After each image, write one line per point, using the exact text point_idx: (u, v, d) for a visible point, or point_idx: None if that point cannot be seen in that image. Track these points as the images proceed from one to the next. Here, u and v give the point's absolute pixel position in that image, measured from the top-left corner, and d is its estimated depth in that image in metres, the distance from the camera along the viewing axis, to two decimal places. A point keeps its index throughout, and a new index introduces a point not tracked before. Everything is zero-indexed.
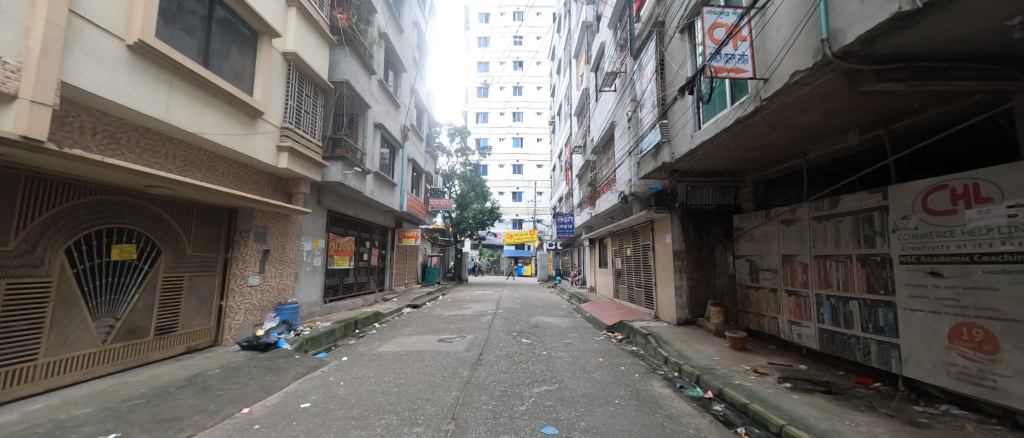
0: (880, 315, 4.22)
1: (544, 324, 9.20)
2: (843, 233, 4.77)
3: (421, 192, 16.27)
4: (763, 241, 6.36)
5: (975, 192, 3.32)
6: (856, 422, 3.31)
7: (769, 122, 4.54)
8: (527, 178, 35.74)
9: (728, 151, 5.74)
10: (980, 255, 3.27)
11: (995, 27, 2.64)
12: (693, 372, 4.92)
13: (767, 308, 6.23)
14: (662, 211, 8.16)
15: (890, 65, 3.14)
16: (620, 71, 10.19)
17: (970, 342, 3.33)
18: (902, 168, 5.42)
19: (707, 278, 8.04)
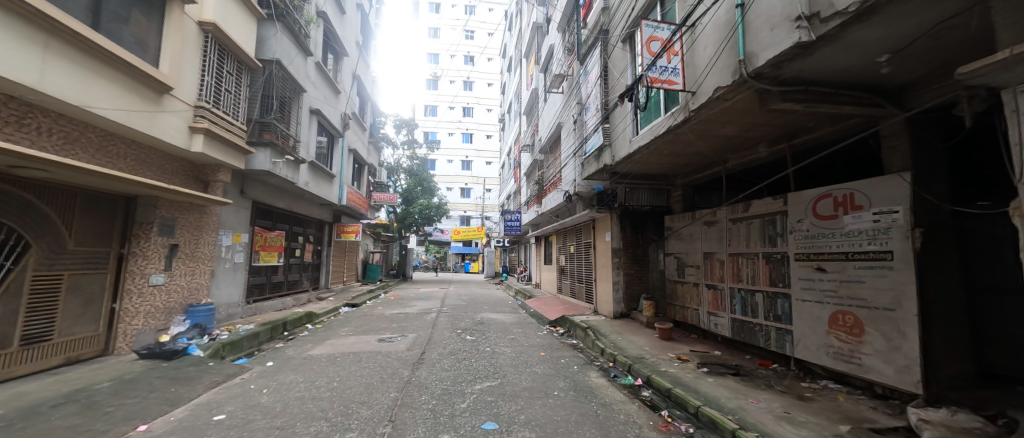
0: (778, 305, 4.85)
1: (489, 321, 9.24)
2: (753, 234, 5.39)
3: (363, 185, 15.40)
4: (689, 240, 6.96)
5: (851, 200, 3.94)
6: (757, 399, 3.78)
7: (696, 132, 4.98)
8: (475, 174, 35.60)
9: (661, 156, 6.19)
10: (853, 253, 3.90)
11: (870, 62, 3.16)
12: (625, 362, 5.26)
13: (690, 301, 6.84)
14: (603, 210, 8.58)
15: (792, 88, 3.60)
16: (567, 73, 10.53)
17: (844, 326, 3.95)
18: (801, 178, 6.25)
19: (641, 274, 8.62)
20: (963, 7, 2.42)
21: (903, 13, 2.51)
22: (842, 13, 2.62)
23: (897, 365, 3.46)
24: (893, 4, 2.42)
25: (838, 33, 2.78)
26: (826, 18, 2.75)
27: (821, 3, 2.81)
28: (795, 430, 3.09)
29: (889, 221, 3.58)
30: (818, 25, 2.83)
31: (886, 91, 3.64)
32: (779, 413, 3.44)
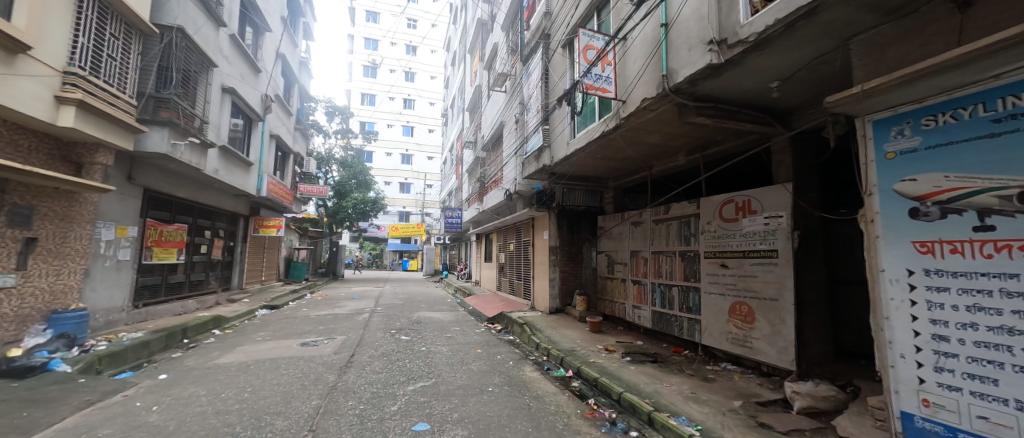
0: (690, 298, 5.42)
1: (426, 320, 9.02)
2: (671, 233, 5.94)
3: (288, 176, 14.04)
4: (618, 239, 7.45)
5: (748, 205, 4.54)
6: (670, 383, 4.19)
7: (625, 138, 5.35)
8: (415, 169, 34.39)
9: (595, 160, 6.54)
10: (749, 252, 4.49)
11: (764, 86, 3.66)
12: (558, 355, 5.49)
13: (618, 295, 7.33)
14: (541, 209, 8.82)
15: (704, 104, 4.02)
16: (510, 73, 10.65)
17: (740, 315, 4.53)
18: (713, 185, 7.02)
19: (575, 271, 9.02)
20: (832, 47, 2.92)
21: (789, 46, 2.94)
22: (744, 41, 3.00)
23: (778, 347, 4.06)
24: (782, 37, 2.83)
25: (741, 58, 3.18)
26: (732, 43, 3.13)
27: (729, 31, 3.20)
28: (700, 409, 3.48)
29: (776, 224, 4.19)
30: (726, 49, 3.21)
31: (777, 112, 4.23)
32: (688, 394, 3.85)
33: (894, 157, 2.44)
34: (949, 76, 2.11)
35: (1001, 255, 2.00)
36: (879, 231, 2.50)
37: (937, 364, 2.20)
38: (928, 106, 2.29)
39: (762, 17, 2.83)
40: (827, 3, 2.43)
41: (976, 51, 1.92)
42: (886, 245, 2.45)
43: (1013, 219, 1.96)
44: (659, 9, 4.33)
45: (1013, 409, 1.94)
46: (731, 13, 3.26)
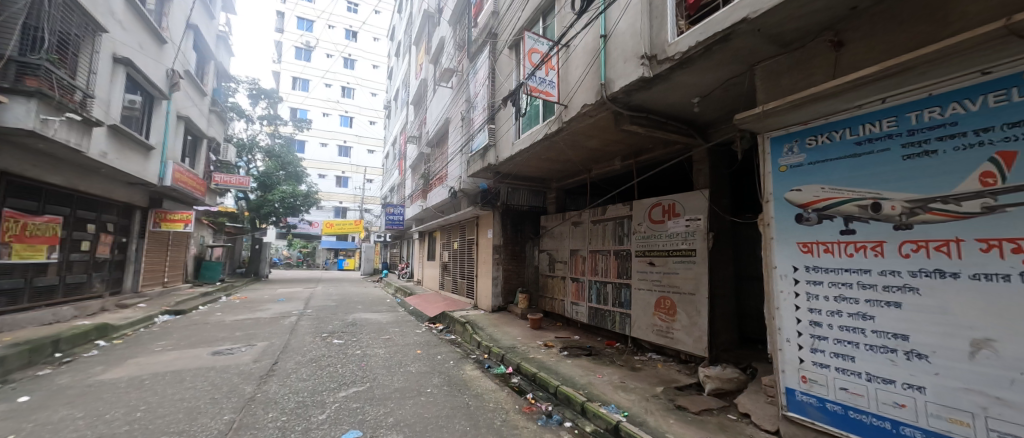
0: (622, 293, 5.80)
1: (362, 322, 8.57)
2: (607, 233, 6.30)
3: (201, 164, 12.45)
4: (559, 238, 7.71)
5: (673, 208, 4.97)
6: (602, 374, 4.45)
7: (566, 141, 5.55)
8: (353, 163, 32.43)
9: (538, 161, 6.71)
10: (673, 251, 4.92)
11: (687, 101, 4.03)
12: (499, 352, 5.54)
13: (558, 292, 7.60)
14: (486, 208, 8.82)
15: (636, 114, 4.32)
16: (457, 69, 10.50)
17: (664, 309, 4.96)
18: (645, 189, 7.55)
19: (518, 270, 9.16)
20: (741, 70, 3.31)
21: (707, 66, 3.28)
22: (671, 58, 3.28)
23: (694, 336, 4.51)
24: (702, 58, 3.15)
25: (668, 73, 3.47)
26: (661, 60, 3.40)
27: (658, 48, 3.47)
28: (628, 396, 3.74)
29: (695, 226, 4.65)
30: (656, 64, 3.48)
31: (698, 125, 4.68)
32: (617, 384, 4.11)
33: (786, 170, 2.83)
34: (825, 104, 2.51)
35: (860, 253, 2.42)
36: (773, 233, 2.88)
37: (813, 346, 2.61)
38: (811, 128, 2.71)
39: (686, 38, 3.12)
40: (738, 31, 2.76)
41: (845, 84, 2.31)
42: (777, 246, 2.84)
43: (868, 224, 2.38)
44: (599, 21, 4.55)
45: (865, 379, 2.36)
46: (661, 32, 3.54)
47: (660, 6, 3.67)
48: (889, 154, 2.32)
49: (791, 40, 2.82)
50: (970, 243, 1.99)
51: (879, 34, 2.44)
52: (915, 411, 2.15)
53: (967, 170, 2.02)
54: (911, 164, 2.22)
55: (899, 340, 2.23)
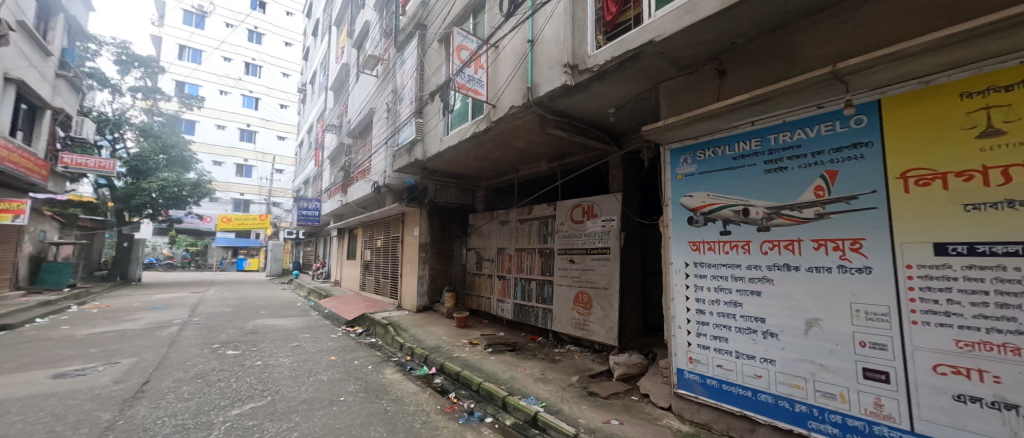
0: (545, 289, 6.05)
1: (266, 328, 7.66)
2: (532, 232, 6.51)
3: (42, 140, 9.94)
4: (487, 236, 7.76)
5: (592, 209, 5.33)
6: (524, 368, 4.60)
7: (494, 141, 5.61)
8: (258, 150, 28.76)
9: (467, 158, 6.66)
10: (591, 249, 5.28)
11: (604, 110, 4.35)
12: (422, 353, 5.38)
13: (485, 290, 7.65)
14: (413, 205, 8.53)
15: (560, 118, 4.54)
16: (382, 57, 9.94)
17: (581, 303, 5.29)
18: (569, 189, 7.95)
19: (445, 268, 9.01)
20: (648, 87, 3.68)
21: (621, 80, 3.58)
22: (591, 69, 3.51)
23: (607, 327, 4.90)
24: (616, 72, 3.42)
25: (587, 83, 3.71)
26: (582, 69, 3.62)
27: (579, 59, 3.68)
28: (546, 387, 3.93)
29: (610, 226, 5.04)
30: (577, 73, 3.69)
31: (615, 134, 5.08)
32: (538, 376, 4.29)
33: (681, 178, 3.22)
34: (711, 122, 2.92)
35: (733, 251, 2.86)
36: (670, 233, 3.27)
37: (698, 330, 3.01)
38: (701, 142, 3.12)
39: (603, 52, 3.36)
40: (646, 51, 3.05)
41: (725, 107, 2.71)
42: (673, 244, 3.23)
43: (740, 226, 2.83)
44: (526, 25, 4.63)
45: (735, 356, 2.80)
46: (582, 43, 3.76)
47: (582, 19, 3.90)
48: (756, 168, 2.78)
49: (688, 64, 3.21)
50: (807, 242, 2.48)
51: (751, 67, 2.90)
52: (768, 379, 2.61)
53: (807, 183, 2.50)
54: (771, 176, 2.69)
55: (759, 322, 2.68)
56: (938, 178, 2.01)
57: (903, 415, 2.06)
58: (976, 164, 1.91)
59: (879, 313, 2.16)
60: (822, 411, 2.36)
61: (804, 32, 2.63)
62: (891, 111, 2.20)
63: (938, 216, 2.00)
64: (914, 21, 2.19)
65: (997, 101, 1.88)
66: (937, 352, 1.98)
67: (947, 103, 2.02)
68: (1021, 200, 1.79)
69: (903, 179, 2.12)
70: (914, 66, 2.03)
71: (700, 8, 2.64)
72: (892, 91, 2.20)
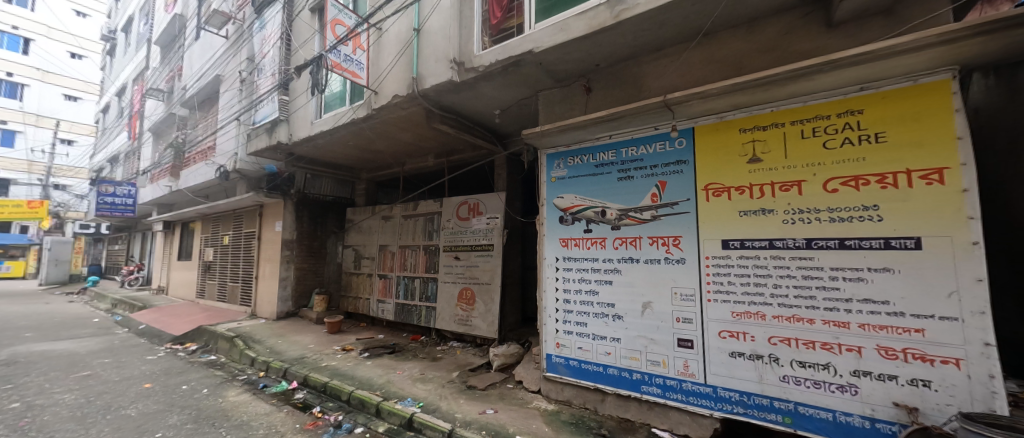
0: (429, 287, 5.91)
1: (34, 357, 5.60)
2: (417, 229, 6.28)
3: None
4: (367, 233, 7.18)
5: (477, 207, 5.43)
6: (403, 370, 4.42)
7: (375, 130, 5.21)
8: (27, 110, 20.73)
9: (343, 146, 6.02)
10: (475, 246, 5.38)
11: (491, 111, 4.46)
12: (280, 367, 4.67)
13: (363, 291, 7.06)
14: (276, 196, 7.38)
15: (447, 114, 4.49)
16: (234, 15, 8.24)
17: (465, 299, 5.36)
18: (458, 186, 7.93)
19: (315, 268, 7.99)
20: (529, 94, 3.93)
21: (504, 84, 3.74)
22: (476, 69, 3.56)
23: (489, 321, 5.06)
24: (500, 75, 3.55)
25: (473, 82, 3.75)
26: (467, 68, 3.63)
27: (465, 56, 3.68)
28: (425, 387, 3.85)
29: (494, 224, 5.22)
30: (463, 71, 3.69)
31: (500, 134, 5.28)
32: (417, 377, 4.18)
33: (555, 180, 3.55)
34: (578, 133, 3.28)
35: (593, 246, 3.28)
36: (544, 230, 3.58)
37: (565, 317, 3.38)
38: (571, 150, 3.48)
39: (488, 53, 3.45)
40: (526, 60, 3.25)
41: (589, 120, 3.07)
42: (548, 241, 3.55)
43: (599, 225, 3.26)
44: (412, 11, 4.40)
45: (591, 338, 3.22)
46: (469, 42, 3.75)
47: (469, 17, 3.89)
48: (611, 176, 3.23)
49: (562, 78, 3.54)
50: (645, 239, 3.00)
51: (610, 88, 3.36)
52: (615, 355, 3.08)
53: (647, 190, 3.03)
54: (622, 183, 3.16)
55: (610, 307, 3.14)
56: (727, 191, 2.66)
57: (700, 372, 2.68)
58: (747, 182, 2.59)
59: (688, 294, 2.76)
60: (651, 376, 2.89)
61: (648, 65, 3.16)
62: (700, 137, 2.82)
63: (725, 219, 2.65)
64: (717, 70, 2.85)
65: (760, 136, 2.59)
66: (721, 322, 2.62)
67: (733, 134, 2.69)
68: (769, 209, 2.50)
69: (706, 190, 2.75)
70: (714, 103, 2.64)
71: (572, 28, 2.93)
72: (701, 121, 2.82)
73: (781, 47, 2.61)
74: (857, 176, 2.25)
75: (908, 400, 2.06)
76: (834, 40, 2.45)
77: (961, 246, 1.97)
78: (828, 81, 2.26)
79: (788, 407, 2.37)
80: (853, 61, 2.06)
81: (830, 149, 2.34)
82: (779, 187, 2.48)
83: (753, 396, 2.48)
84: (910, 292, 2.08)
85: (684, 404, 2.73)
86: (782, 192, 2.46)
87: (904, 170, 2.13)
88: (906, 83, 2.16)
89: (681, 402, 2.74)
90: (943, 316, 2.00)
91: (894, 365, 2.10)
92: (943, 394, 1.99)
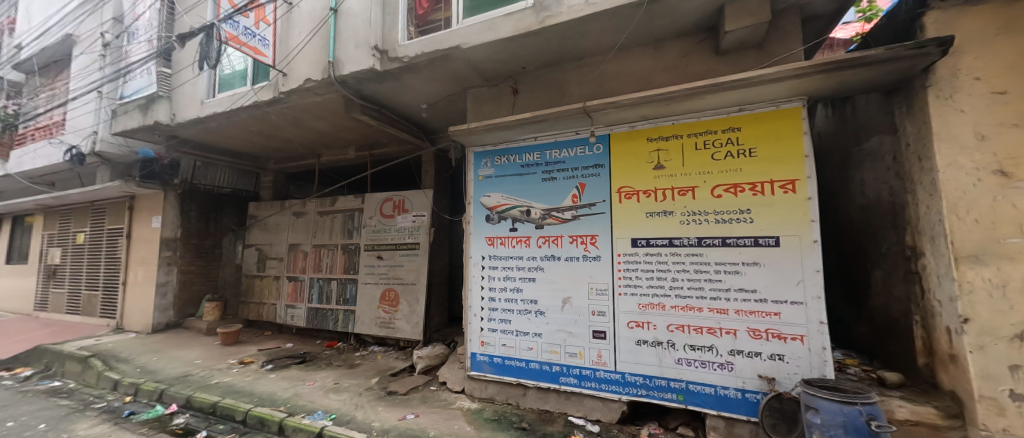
0: (347, 289, 5.49)
1: None
2: (335, 226, 5.79)
3: None
4: (274, 231, 6.42)
5: (403, 204, 5.20)
6: (313, 381, 4.04)
7: (283, 116, 4.67)
8: None
9: (244, 132, 5.29)
10: (400, 245, 5.14)
11: (417, 105, 4.30)
12: (154, 389, 3.94)
13: (268, 295, 6.30)
14: (152, 186, 6.24)
15: (370, 104, 4.21)
16: None
17: (388, 301, 5.09)
18: (381, 181, 7.50)
19: (206, 271, 6.91)
20: (457, 90, 3.87)
21: (431, 78, 3.63)
22: (400, 59, 3.39)
23: (413, 323, 4.88)
24: (426, 67, 3.44)
25: (397, 73, 3.57)
26: (391, 57, 3.44)
27: (389, 45, 3.47)
28: (338, 397, 3.57)
29: (420, 222, 5.04)
30: (386, 60, 3.49)
31: (427, 129, 5.11)
32: (330, 387, 3.85)
33: (482, 179, 3.56)
34: (505, 133, 3.32)
35: (518, 245, 3.35)
36: (471, 229, 3.57)
37: (489, 316, 3.41)
38: (498, 149, 3.52)
39: (413, 44, 3.30)
40: (453, 55, 3.19)
41: (515, 121, 3.12)
42: (474, 240, 3.54)
43: (523, 224, 3.34)
44: None
45: (514, 335, 3.29)
46: (392, 29, 3.53)
47: (393, 4, 3.65)
48: (536, 176, 3.34)
49: (490, 77, 3.55)
50: (566, 238, 3.15)
51: (536, 91, 3.47)
52: (536, 349, 3.19)
53: (568, 191, 3.18)
54: (545, 184, 3.28)
55: (532, 304, 3.24)
56: (636, 194, 2.93)
57: (611, 360, 2.90)
58: (652, 186, 2.87)
59: (602, 288, 2.97)
60: (569, 367, 3.05)
61: (570, 72, 3.32)
62: (615, 144, 3.05)
63: (634, 220, 2.91)
64: (629, 83, 3.11)
65: (663, 146, 2.89)
66: (629, 313, 2.88)
67: (641, 143, 2.96)
68: (670, 211, 2.81)
69: (619, 192, 2.99)
70: (626, 113, 2.87)
71: (499, 28, 2.95)
72: (615, 129, 3.06)
73: (681, 67, 2.94)
74: (736, 184, 2.64)
75: (769, 371, 2.47)
76: (721, 65, 2.84)
77: (806, 243, 2.42)
78: (716, 101, 2.61)
79: (681, 386, 2.69)
80: (734, 85, 2.41)
81: (717, 160, 2.71)
82: (678, 192, 2.79)
83: (654, 378, 2.76)
84: (772, 282, 2.50)
85: (597, 391, 2.93)
86: (680, 196, 2.78)
87: (769, 180, 2.55)
88: (772, 107, 2.59)
89: (595, 390, 2.94)
90: (793, 301, 2.44)
91: (759, 344, 2.51)
92: (793, 365, 2.42)
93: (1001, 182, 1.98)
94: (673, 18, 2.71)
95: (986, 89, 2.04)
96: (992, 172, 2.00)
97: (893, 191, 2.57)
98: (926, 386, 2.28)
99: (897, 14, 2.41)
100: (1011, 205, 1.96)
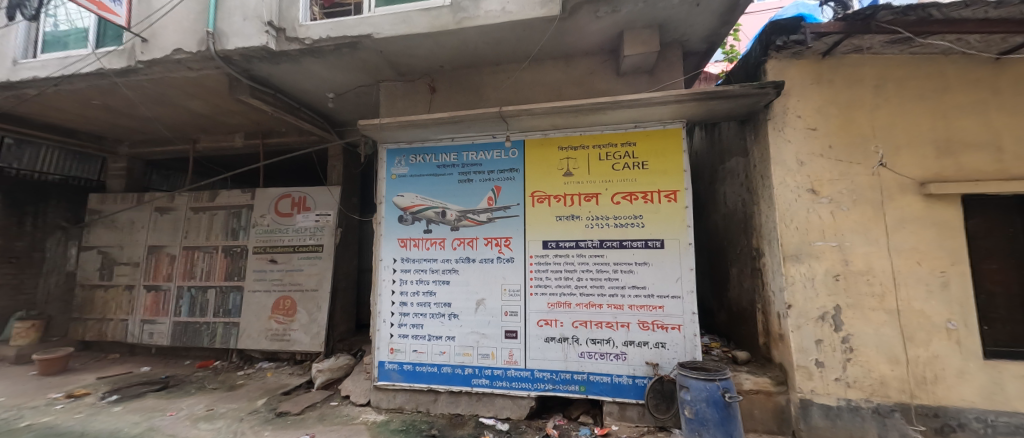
0: (229, 299, 4.72)
1: None
2: (214, 225, 4.94)
3: None
4: (127, 230, 5.24)
5: (304, 202, 4.68)
6: (177, 410, 3.38)
7: (143, 90, 3.84)
8: None
9: (84, 105, 4.21)
10: (298, 247, 4.60)
11: (322, 93, 3.92)
12: None
13: (115, 310, 5.09)
14: None
15: (265, 88, 3.71)
16: None
17: (282, 310, 4.52)
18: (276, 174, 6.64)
19: (17, 281, 5.30)
20: (368, 82, 3.63)
21: (339, 66, 3.34)
22: (300, 40, 3.04)
23: (312, 333, 4.41)
24: (332, 54, 3.15)
25: (297, 55, 3.20)
26: (290, 37, 3.07)
27: (288, 23, 3.09)
28: (211, 426, 3.04)
29: (324, 222, 4.59)
30: (284, 39, 3.10)
31: (334, 121, 4.69)
32: (200, 415, 3.27)
33: (395, 178, 3.39)
34: (419, 131, 3.21)
35: (432, 247, 3.27)
36: (381, 230, 3.37)
37: (400, 322, 3.25)
38: (412, 148, 3.40)
39: (318, 25, 2.99)
40: (364, 43, 2.98)
41: (429, 120, 3.03)
42: (385, 242, 3.35)
43: (438, 226, 3.27)
44: None
45: (426, 339, 3.19)
46: (292, 5, 3.15)
47: None
48: (451, 177, 3.30)
49: (405, 72, 3.42)
50: (481, 240, 3.18)
51: (453, 92, 3.44)
52: (449, 353, 3.15)
53: (482, 194, 3.21)
54: (461, 185, 3.26)
55: (445, 307, 3.19)
56: (547, 199, 3.09)
57: (521, 358, 3.01)
58: (562, 192, 3.06)
59: (515, 289, 3.07)
60: (480, 369, 3.07)
61: (487, 76, 3.37)
62: (528, 150, 3.18)
63: (544, 223, 3.07)
64: (542, 92, 3.27)
65: (571, 155, 3.10)
66: (539, 312, 3.01)
67: (553, 151, 3.14)
68: (576, 215, 3.02)
69: (532, 196, 3.12)
70: (539, 121, 3.00)
71: (414, 22, 2.84)
72: (529, 136, 3.19)
73: (586, 83, 3.20)
74: (631, 192, 2.95)
75: (654, 358, 2.81)
76: (620, 85, 3.16)
77: (683, 245, 2.82)
78: (616, 117, 2.89)
79: (583, 377, 2.90)
80: (630, 104, 2.69)
81: (616, 171, 3.00)
82: (584, 198, 3.02)
83: (560, 372, 2.94)
84: (658, 279, 2.85)
85: (508, 390, 3.00)
86: (586, 202, 3.02)
87: (657, 190, 2.91)
88: (660, 127, 2.96)
89: (505, 388, 3.01)
90: (674, 295, 2.82)
91: (647, 334, 2.84)
92: (673, 351, 2.79)
93: (812, 198, 2.57)
94: (581, 37, 2.93)
95: (805, 125, 2.62)
96: (807, 190, 2.58)
97: (744, 203, 3.14)
98: (764, 361, 2.85)
99: (748, 59, 2.97)
100: (818, 216, 2.55)
